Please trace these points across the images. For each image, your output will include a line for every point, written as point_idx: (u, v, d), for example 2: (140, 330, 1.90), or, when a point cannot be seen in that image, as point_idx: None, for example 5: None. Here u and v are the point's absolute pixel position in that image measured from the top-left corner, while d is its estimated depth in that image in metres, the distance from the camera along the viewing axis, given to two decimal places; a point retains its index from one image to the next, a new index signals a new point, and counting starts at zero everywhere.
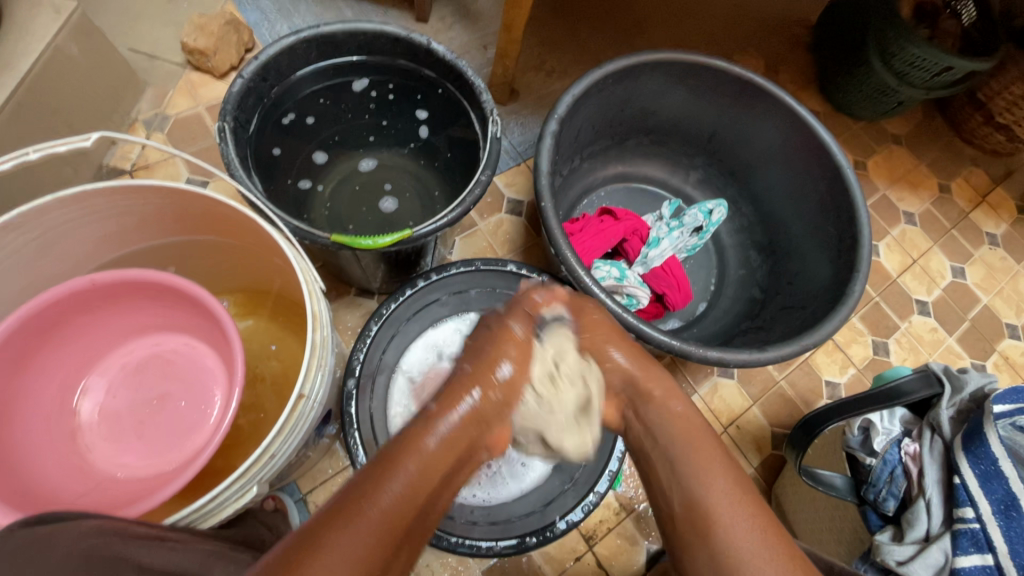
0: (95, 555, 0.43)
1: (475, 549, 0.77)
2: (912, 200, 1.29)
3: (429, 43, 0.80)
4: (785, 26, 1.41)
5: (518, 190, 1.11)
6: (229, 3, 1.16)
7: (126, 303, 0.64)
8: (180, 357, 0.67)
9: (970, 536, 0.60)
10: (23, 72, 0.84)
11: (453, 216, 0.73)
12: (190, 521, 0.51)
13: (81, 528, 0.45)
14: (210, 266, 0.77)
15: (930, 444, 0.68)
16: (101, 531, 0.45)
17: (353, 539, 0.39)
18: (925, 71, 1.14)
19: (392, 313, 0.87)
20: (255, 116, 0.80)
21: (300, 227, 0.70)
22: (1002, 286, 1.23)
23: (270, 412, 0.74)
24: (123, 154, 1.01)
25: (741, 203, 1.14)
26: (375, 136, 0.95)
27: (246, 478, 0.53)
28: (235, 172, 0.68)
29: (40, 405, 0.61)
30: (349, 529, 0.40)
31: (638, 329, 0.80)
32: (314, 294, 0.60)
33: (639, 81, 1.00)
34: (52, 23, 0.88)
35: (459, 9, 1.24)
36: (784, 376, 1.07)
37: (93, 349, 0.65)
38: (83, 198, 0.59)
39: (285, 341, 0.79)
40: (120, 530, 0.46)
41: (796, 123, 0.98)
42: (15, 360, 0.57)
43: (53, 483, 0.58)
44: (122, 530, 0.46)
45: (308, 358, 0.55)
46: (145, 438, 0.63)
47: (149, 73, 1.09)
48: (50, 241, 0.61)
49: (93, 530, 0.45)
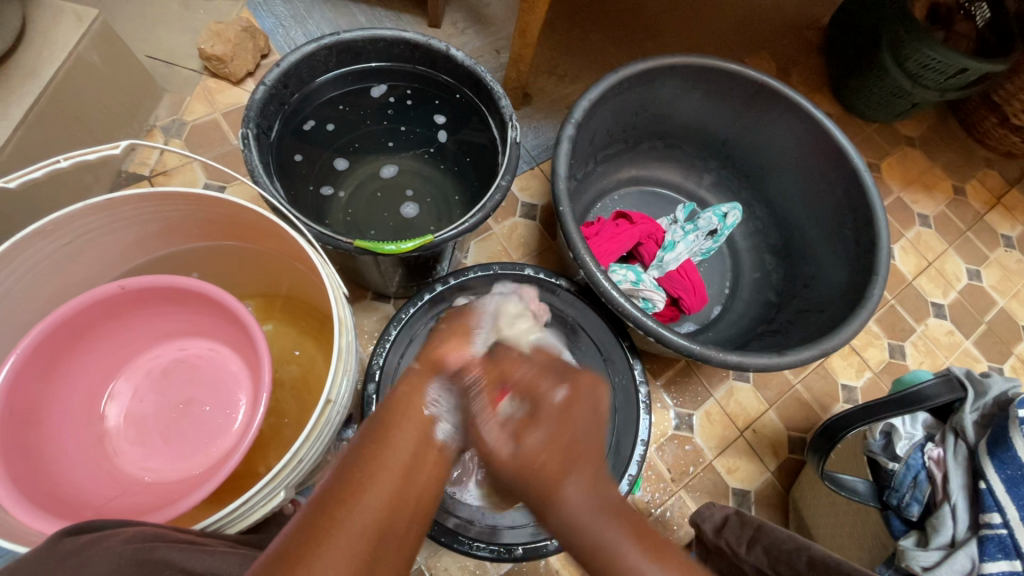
0: (141, 560, 0.44)
1: (495, 553, 0.77)
2: (926, 202, 1.28)
3: (448, 48, 0.81)
4: (797, 28, 1.41)
5: (532, 194, 1.12)
6: (245, 10, 1.17)
7: (153, 309, 0.65)
8: (205, 362, 0.68)
9: (997, 542, 0.60)
10: (46, 80, 0.86)
11: (473, 221, 0.73)
12: (220, 525, 0.52)
13: (121, 535, 0.46)
14: (233, 272, 0.78)
15: (954, 449, 0.68)
16: (143, 537, 0.46)
17: (352, 531, 0.37)
18: (940, 73, 1.14)
19: (411, 317, 0.87)
20: (276, 123, 0.81)
21: (322, 232, 0.71)
22: (1018, 289, 1.22)
23: (292, 417, 0.74)
24: (141, 160, 1.02)
25: (755, 206, 1.13)
26: (393, 142, 0.95)
27: (275, 483, 0.53)
28: (259, 178, 0.69)
29: (69, 409, 0.62)
30: (356, 508, 0.37)
31: (657, 333, 0.80)
32: (339, 299, 0.61)
33: (654, 85, 1.00)
34: (74, 32, 0.89)
35: (472, 14, 1.25)
36: (800, 379, 1.06)
37: (120, 355, 0.66)
38: (113, 205, 0.60)
39: (306, 346, 0.80)
40: (162, 536, 0.46)
41: (812, 126, 0.98)
42: (45, 364, 0.58)
43: (82, 488, 0.59)
44: (160, 536, 0.47)
45: (334, 364, 0.56)
46: (171, 443, 0.64)
47: (167, 79, 1.10)
48: (78, 248, 0.62)
49: (135, 536, 0.46)
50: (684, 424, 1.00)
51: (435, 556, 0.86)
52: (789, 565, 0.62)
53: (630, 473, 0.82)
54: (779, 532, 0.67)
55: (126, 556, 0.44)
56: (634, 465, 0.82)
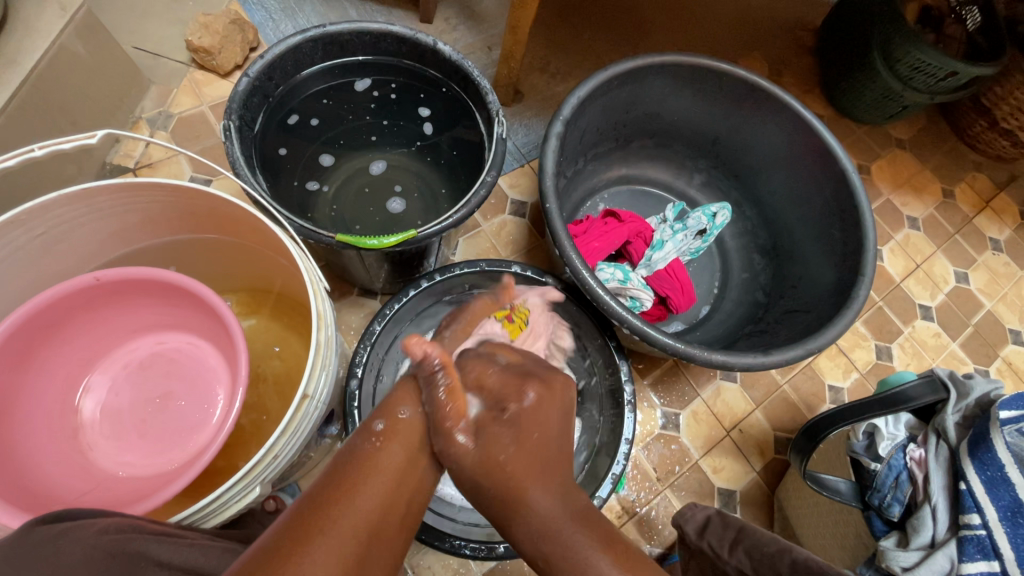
0: (115, 552, 0.44)
1: (477, 551, 0.74)
2: (916, 205, 1.29)
3: (435, 43, 0.80)
4: (789, 30, 1.41)
5: (522, 191, 1.11)
6: (234, 2, 1.16)
7: (131, 301, 0.64)
8: (183, 356, 0.67)
9: (976, 542, 0.60)
10: (28, 69, 0.84)
11: (458, 217, 0.73)
12: (194, 520, 0.51)
13: (91, 526, 0.45)
14: (216, 266, 0.77)
15: (935, 450, 0.68)
16: (118, 528, 0.45)
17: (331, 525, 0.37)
18: (929, 76, 1.14)
19: (395, 313, 0.85)
20: (260, 115, 0.80)
21: (304, 226, 0.70)
22: (1005, 292, 1.23)
23: (272, 413, 0.74)
24: (126, 152, 1.01)
25: (745, 206, 1.13)
26: (377, 136, 0.95)
27: (250, 478, 0.52)
28: (240, 171, 0.68)
29: (44, 401, 0.61)
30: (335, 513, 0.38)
31: (642, 332, 0.80)
32: (319, 293, 0.60)
33: (644, 84, 1.00)
34: (58, 20, 0.87)
35: (463, 10, 1.24)
36: (787, 380, 1.06)
37: (96, 347, 0.65)
38: (91, 195, 0.59)
39: (289, 342, 0.79)
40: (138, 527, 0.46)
41: (800, 126, 0.98)
42: (18, 357, 0.57)
43: (55, 482, 0.58)
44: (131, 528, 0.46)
45: (311, 358, 0.55)
46: (147, 437, 0.63)
47: (154, 71, 1.09)
48: (56, 238, 0.61)
49: (110, 526, 0.45)
50: (671, 423, 1.00)
51: (418, 553, 0.85)
52: (770, 567, 0.62)
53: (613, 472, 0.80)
54: (762, 535, 0.67)
55: (100, 547, 0.43)
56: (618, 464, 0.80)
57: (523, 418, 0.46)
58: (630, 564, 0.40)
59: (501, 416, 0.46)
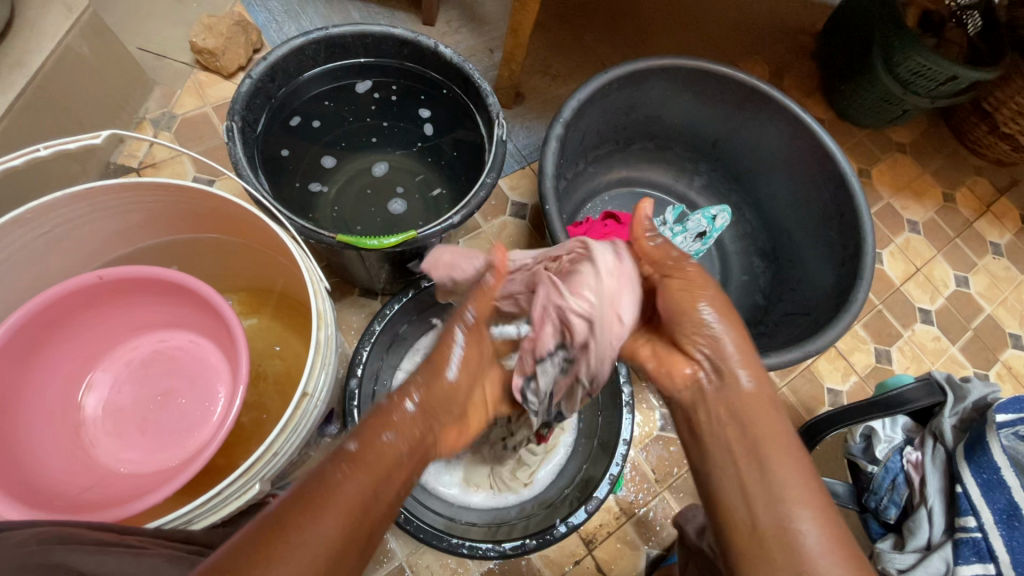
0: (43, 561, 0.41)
1: (475, 549, 0.74)
2: (916, 208, 1.29)
3: (436, 45, 0.81)
4: (790, 34, 1.41)
5: (522, 193, 1.12)
6: (238, 4, 1.17)
7: (133, 299, 0.65)
8: (184, 354, 0.67)
9: (972, 545, 0.60)
10: (34, 70, 0.85)
11: (457, 218, 0.73)
12: (179, 523, 0.51)
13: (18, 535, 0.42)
14: (218, 265, 0.78)
15: (932, 453, 0.68)
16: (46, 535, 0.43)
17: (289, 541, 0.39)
18: (929, 80, 1.14)
19: (394, 314, 0.85)
20: (262, 116, 0.81)
21: (305, 226, 0.71)
22: (1005, 296, 1.23)
23: (272, 412, 0.74)
24: (130, 152, 1.02)
25: (745, 209, 1.14)
26: (378, 137, 0.95)
27: (249, 475, 0.53)
28: (242, 172, 0.68)
29: (46, 398, 0.62)
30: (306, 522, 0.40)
31: None
32: (319, 293, 0.60)
33: (644, 87, 1.00)
34: (64, 22, 0.89)
35: (466, 12, 1.25)
36: (786, 382, 1.07)
37: (99, 345, 0.66)
38: (95, 194, 0.60)
39: (289, 341, 0.80)
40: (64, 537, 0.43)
41: (799, 130, 0.98)
42: (20, 354, 0.58)
43: (57, 478, 0.59)
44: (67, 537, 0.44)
45: (311, 357, 0.56)
46: (148, 435, 0.63)
47: (158, 72, 1.10)
48: (60, 236, 0.62)
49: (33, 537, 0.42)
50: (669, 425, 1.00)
51: (416, 552, 0.86)
52: None
53: (611, 472, 0.79)
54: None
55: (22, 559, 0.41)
56: (616, 464, 0.79)
57: (713, 325, 0.57)
58: (778, 472, 0.49)
59: (687, 313, 0.58)
